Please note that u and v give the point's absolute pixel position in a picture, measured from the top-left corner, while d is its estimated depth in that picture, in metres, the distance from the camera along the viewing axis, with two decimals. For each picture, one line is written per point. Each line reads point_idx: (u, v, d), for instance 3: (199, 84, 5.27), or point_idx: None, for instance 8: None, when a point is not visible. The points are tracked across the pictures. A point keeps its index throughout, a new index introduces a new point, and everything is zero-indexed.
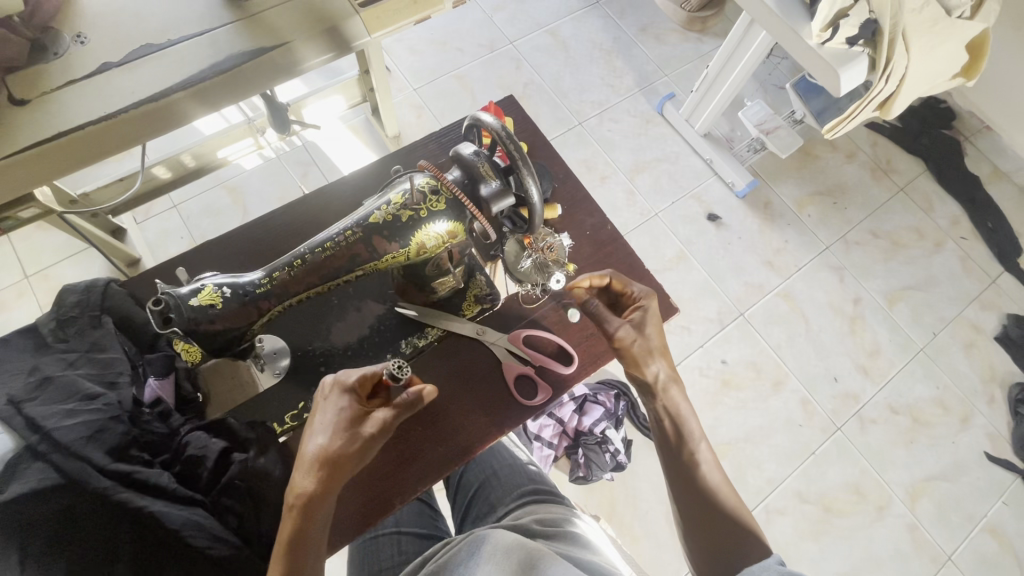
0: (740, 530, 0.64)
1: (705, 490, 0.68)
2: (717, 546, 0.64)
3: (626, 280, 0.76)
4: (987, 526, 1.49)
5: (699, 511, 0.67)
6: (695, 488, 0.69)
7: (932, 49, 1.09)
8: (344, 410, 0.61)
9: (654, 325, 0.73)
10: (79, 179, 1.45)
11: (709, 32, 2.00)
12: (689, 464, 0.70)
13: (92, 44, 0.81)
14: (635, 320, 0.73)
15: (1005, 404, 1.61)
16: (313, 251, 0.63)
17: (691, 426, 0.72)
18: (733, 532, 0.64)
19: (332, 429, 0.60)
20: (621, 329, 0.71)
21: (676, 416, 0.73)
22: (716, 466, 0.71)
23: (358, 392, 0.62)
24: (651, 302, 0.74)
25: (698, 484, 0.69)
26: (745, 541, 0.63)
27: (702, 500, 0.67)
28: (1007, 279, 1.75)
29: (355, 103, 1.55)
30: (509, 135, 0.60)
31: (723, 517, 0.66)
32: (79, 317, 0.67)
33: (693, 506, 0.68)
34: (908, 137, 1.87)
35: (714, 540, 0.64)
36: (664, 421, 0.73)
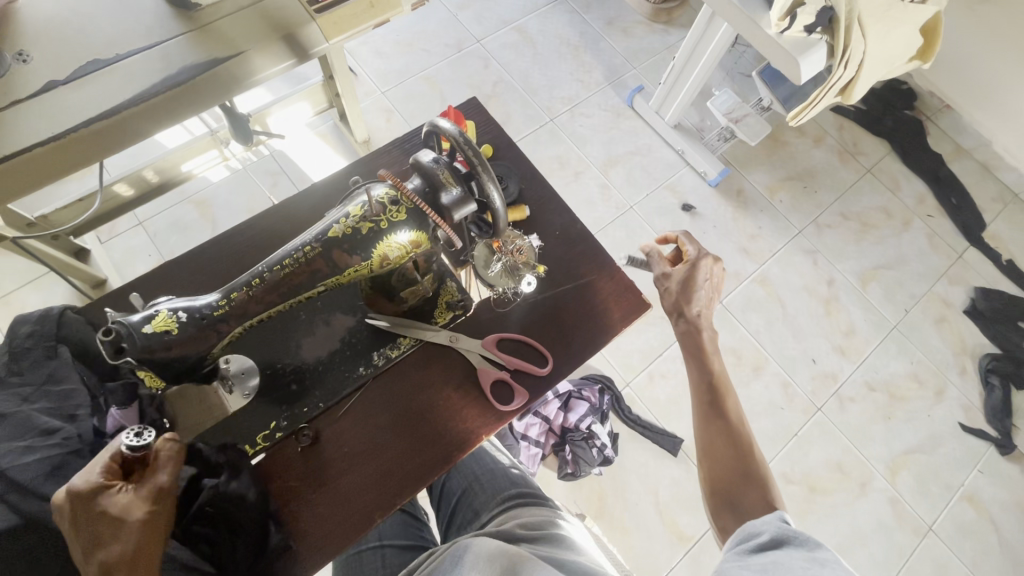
0: (750, 479, 0.68)
1: (728, 433, 0.73)
2: (725, 483, 0.69)
3: (688, 241, 0.86)
4: (965, 494, 1.53)
5: (718, 451, 0.72)
6: (718, 430, 0.74)
7: (889, 32, 1.11)
8: (104, 510, 0.55)
9: (701, 278, 0.83)
10: (37, 201, 1.40)
11: (675, 23, 2.02)
12: (718, 409, 0.76)
13: (35, 62, 0.78)
14: (681, 272, 0.84)
15: (977, 374, 1.65)
16: (272, 269, 0.62)
17: (718, 375, 0.79)
18: (742, 477, 0.69)
19: (103, 536, 0.54)
20: (665, 277, 0.85)
21: (706, 358, 0.80)
22: (744, 419, 0.75)
23: (105, 485, 0.56)
24: (701, 262, 0.83)
25: (722, 428, 0.74)
26: (751, 489, 0.68)
27: (722, 443, 0.72)
28: (973, 253, 1.80)
29: (322, 109, 1.52)
30: (467, 141, 0.59)
31: (738, 463, 0.70)
32: (33, 348, 0.64)
33: (713, 449, 0.73)
34: (872, 120, 1.91)
35: (723, 478, 0.69)
36: (693, 363, 0.81)
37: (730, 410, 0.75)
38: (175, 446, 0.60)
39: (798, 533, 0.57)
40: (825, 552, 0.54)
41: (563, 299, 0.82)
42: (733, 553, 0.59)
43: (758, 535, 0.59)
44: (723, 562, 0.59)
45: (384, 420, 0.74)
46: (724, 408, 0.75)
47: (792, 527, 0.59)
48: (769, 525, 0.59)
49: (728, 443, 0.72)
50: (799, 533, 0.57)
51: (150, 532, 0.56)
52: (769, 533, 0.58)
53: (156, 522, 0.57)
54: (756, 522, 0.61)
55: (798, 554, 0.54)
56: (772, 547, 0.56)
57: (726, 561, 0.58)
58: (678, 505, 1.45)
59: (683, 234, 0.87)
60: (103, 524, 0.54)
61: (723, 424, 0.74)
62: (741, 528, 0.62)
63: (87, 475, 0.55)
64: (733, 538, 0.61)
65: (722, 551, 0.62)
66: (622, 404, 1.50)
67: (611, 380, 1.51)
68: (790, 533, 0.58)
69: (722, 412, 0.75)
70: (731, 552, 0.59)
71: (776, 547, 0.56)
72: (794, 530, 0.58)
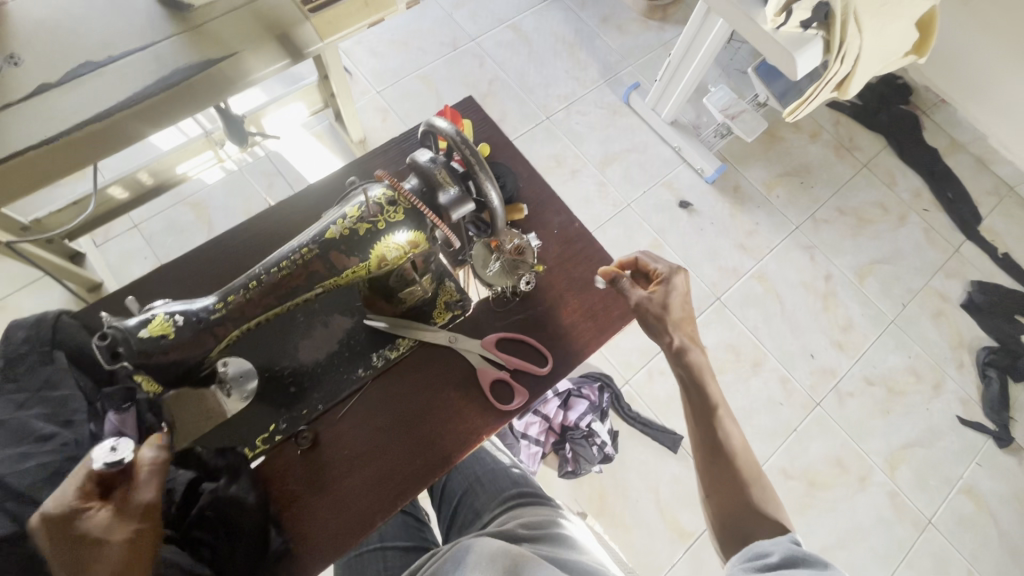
0: (760, 509, 0.65)
1: (732, 463, 0.69)
2: (733, 519, 0.66)
3: (651, 259, 0.79)
4: (963, 488, 1.54)
5: (724, 485, 0.68)
6: (722, 460, 0.69)
7: (884, 27, 1.10)
8: (83, 531, 0.52)
9: (676, 296, 0.75)
10: (31, 205, 1.39)
11: (670, 20, 2.01)
12: (717, 438, 0.70)
13: (27, 65, 0.77)
14: (658, 292, 0.75)
15: (974, 368, 1.66)
16: (270, 271, 0.61)
17: (715, 400, 0.73)
18: (751, 509, 0.65)
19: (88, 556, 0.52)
20: (644, 301, 0.75)
21: (702, 385, 0.73)
22: (745, 444, 0.71)
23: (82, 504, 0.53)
24: (675, 277, 0.76)
25: (725, 459, 0.69)
26: (759, 519, 0.65)
27: (727, 475, 0.68)
28: (969, 247, 1.80)
29: (317, 109, 1.52)
30: (464, 140, 0.59)
31: (745, 495, 0.66)
32: (29, 354, 0.63)
33: (717, 485, 0.68)
34: (868, 115, 1.91)
35: (732, 513, 0.66)
36: (689, 392, 0.74)
37: (731, 438, 0.70)
38: (155, 453, 0.59)
39: (810, 556, 0.57)
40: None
41: (561, 299, 0.81)
42: (742, 569, 0.59)
43: (767, 553, 0.59)
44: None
45: (384, 421, 0.74)
46: (726, 438, 0.70)
47: (803, 548, 0.59)
48: (779, 545, 0.60)
49: (733, 474, 0.68)
50: (809, 555, 0.58)
51: (140, 544, 0.54)
52: (780, 552, 0.58)
53: (143, 535, 0.55)
54: (764, 541, 0.61)
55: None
56: (782, 566, 0.56)
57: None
58: (678, 502, 1.45)
59: (640, 254, 0.80)
60: (87, 544, 0.52)
61: (726, 454, 0.69)
62: (750, 545, 0.62)
63: (63, 497, 0.53)
64: (739, 556, 0.61)
65: (728, 566, 0.62)
66: (622, 402, 1.50)
67: (610, 377, 1.51)
68: (801, 554, 0.58)
69: (724, 441, 0.70)
70: (740, 568, 0.59)
71: (788, 566, 0.56)
72: (805, 551, 0.58)
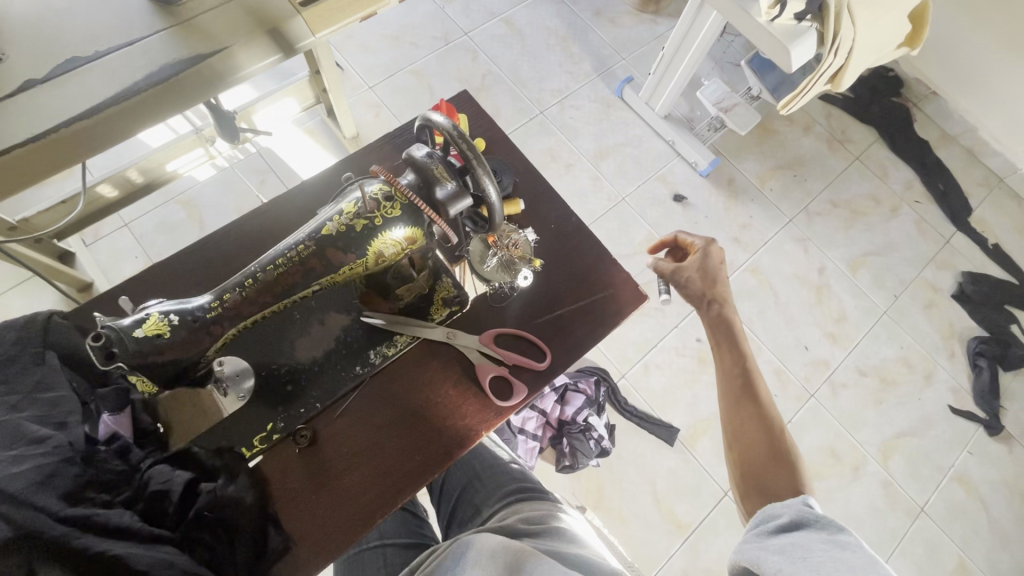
0: (776, 461, 0.70)
1: (759, 419, 0.75)
2: (749, 467, 0.71)
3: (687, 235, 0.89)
4: (955, 475, 1.56)
5: (742, 439, 0.74)
6: (749, 414, 0.75)
7: (878, 20, 1.11)
8: None
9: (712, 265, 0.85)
10: (17, 204, 1.37)
11: (663, 13, 2.01)
12: (749, 394, 0.77)
13: (11, 61, 0.75)
14: (693, 261, 0.86)
15: (965, 357, 1.68)
16: (265, 269, 0.60)
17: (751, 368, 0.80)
18: (766, 462, 0.70)
19: None
20: (679, 270, 0.86)
21: (736, 343, 0.82)
22: (777, 407, 0.76)
23: None
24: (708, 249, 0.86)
25: (752, 413, 0.75)
26: (780, 474, 0.69)
27: (748, 431, 0.74)
28: (960, 238, 1.82)
29: (309, 104, 1.50)
30: (461, 134, 0.58)
31: (766, 447, 0.72)
32: (20, 356, 0.62)
33: (739, 437, 0.75)
34: (860, 108, 1.92)
35: (750, 462, 0.71)
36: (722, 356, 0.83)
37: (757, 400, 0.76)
38: None
39: (822, 519, 0.57)
40: (850, 536, 0.54)
41: (560, 292, 0.81)
42: (753, 535, 0.60)
43: (778, 519, 0.60)
44: (743, 542, 0.60)
45: (383, 418, 0.73)
46: (754, 399, 0.77)
47: (815, 511, 0.59)
48: (790, 510, 0.60)
49: (758, 427, 0.73)
50: (821, 518, 0.58)
51: None
52: (789, 518, 0.59)
53: None
54: (777, 504, 0.62)
55: (822, 538, 0.54)
56: (790, 529, 0.57)
57: (745, 541, 0.60)
58: (675, 495, 1.46)
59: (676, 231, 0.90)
60: None
61: (756, 412, 0.75)
62: (761, 509, 0.63)
63: None
64: (756, 519, 0.63)
65: (744, 530, 0.63)
66: (618, 396, 1.50)
67: (606, 372, 1.51)
68: (812, 517, 0.58)
69: (750, 401, 0.76)
70: (751, 533, 0.61)
71: (798, 529, 0.57)
72: (818, 515, 0.58)
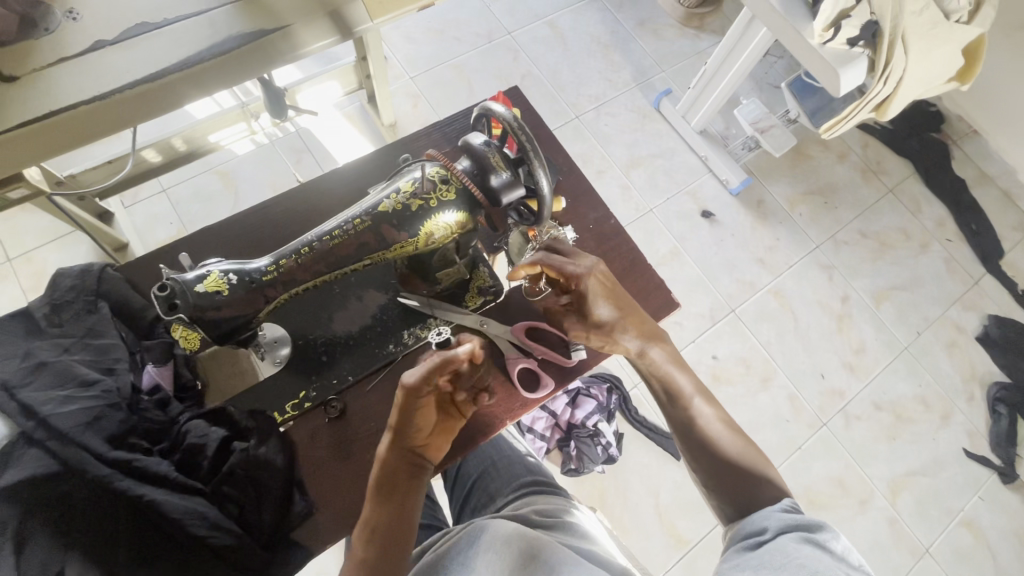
0: (741, 487, 0.65)
1: (711, 453, 0.68)
2: (727, 486, 0.66)
3: (553, 262, 0.71)
4: (963, 520, 1.53)
5: (708, 465, 0.68)
6: (701, 451, 0.69)
7: (931, 51, 1.10)
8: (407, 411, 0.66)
9: (602, 296, 0.72)
10: (64, 161, 1.41)
11: (707, 28, 2.01)
12: (691, 430, 0.70)
13: (85, 22, 0.78)
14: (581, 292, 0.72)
15: (984, 402, 1.65)
16: (321, 240, 0.63)
17: (688, 379, 0.74)
18: (743, 473, 0.66)
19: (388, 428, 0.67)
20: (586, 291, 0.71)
21: (670, 375, 0.73)
22: (722, 428, 0.70)
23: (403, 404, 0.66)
24: (591, 277, 0.71)
25: (704, 451, 0.69)
26: (760, 486, 0.64)
27: (707, 455, 0.68)
28: (989, 280, 1.79)
29: (351, 90, 1.52)
30: (520, 126, 0.60)
31: (731, 472, 0.66)
32: (74, 302, 0.67)
33: (702, 466, 0.68)
34: (897, 140, 1.90)
35: (722, 486, 0.66)
36: (656, 384, 0.74)
37: (701, 420, 0.70)
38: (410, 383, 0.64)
39: (804, 521, 0.57)
40: (833, 537, 0.56)
41: None
42: (738, 555, 0.57)
43: (761, 531, 0.58)
44: (725, 555, 0.59)
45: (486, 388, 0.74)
46: (699, 417, 0.71)
47: (793, 516, 0.59)
48: (774, 519, 0.59)
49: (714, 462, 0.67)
50: (802, 521, 0.58)
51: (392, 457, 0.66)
52: (776, 529, 0.58)
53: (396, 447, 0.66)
54: (757, 514, 0.60)
55: (817, 546, 0.54)
56: (781, 537, 0.56)
57: (732, 562, 0.56)
58: (677, 510, 1.45)
59: (541, 257, 0.72)
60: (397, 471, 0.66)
61: (705, 448, 0.69)
62: (741, 524, 0.61)
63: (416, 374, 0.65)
64: (737, 531, 0.61)
65: (725, 546, 0.61)
66: (630, 405, 1.50)
67: (620, 380, 1.51)
68: (791, 523, 0.58)
69: (698, 422, 0.70)
70: (736, 551, 0.58)
71: (789, 535, 0.56)
72: (796, 519, 0.58)
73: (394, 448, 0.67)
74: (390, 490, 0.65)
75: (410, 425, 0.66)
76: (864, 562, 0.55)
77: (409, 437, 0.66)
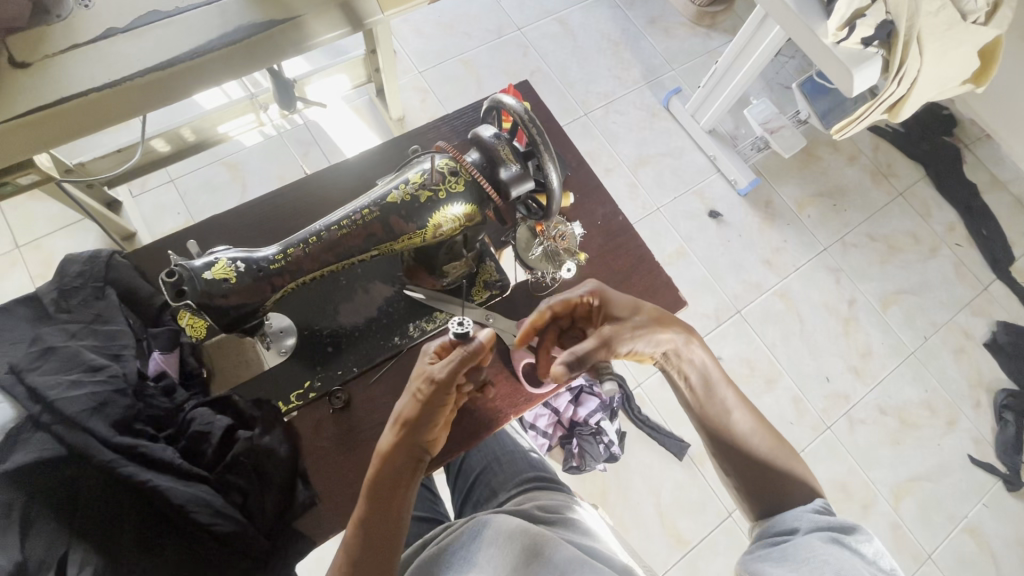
0: (776, 486, 0.65)
1: (747, 450, 0.67)
2: (762, 489, 0.65)
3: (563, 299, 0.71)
4: (967, 526, 1.52)
5: (743, 467, 0.67)
6: (736, 447, 0.67)
7: (947, 52, 1.08)
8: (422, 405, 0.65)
9: (622, 297, 0.71)
10: (73, 149, 1.42)
11: (719, 27, 1.99)
12: (729, 424, 0.68)
13: (96, 8, 0.78)
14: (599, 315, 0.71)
15: (991, 408, 1.64)
16: (330, 229, 0.63)
17: (717, 369, 0.71)
18: (779, 473, 0.65)
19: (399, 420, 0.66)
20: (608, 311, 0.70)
21: (705, 368, 0.70)
22: (756, 424, 0.68)
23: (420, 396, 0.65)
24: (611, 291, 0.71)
25: (740, 447, 0.67)
26: (792, 486, 0.65)
27: (741, 452, 0.67)
28: (998, 286, 1.78)
29: (360, 83, 1.52)
30: (531, 118, 0.60)
31: (767, 472, 0.65)
32: (82, 287, 0.67)
33: (736, 462, 0.67)
34: (908, 143, 1.88)
35: (757, 484, 0.65)
36: (690, 376, 0.71)
37: (735, 421, 0.68)
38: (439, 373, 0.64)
39: (837, 522, 0.57)
40: (867, 541, 0.55)
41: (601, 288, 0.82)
42: (764, 549, 0.57)
43: (791, 531, 0.58)
44: (753, 549, 0.60)
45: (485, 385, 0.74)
46: (733, 417, 0.68)
47: (825, 517, 0.58)
48: (806, 519, 0.58)
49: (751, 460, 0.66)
50: (834, 523, 0.57)
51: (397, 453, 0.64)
52: (806, 529, 0.57)
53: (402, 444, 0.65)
54: (788, 514, 0.60)
55: (847, 548, 0.53)
56: (810, 537, 0.55)
57: (757, 556, 0.57)
58: (678, 510, 1.45)
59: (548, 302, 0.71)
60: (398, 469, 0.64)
61: (741, 444, 0.67)
62: (770, 522, 0.61)
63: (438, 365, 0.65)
64: (766, 528, 0.61)
65: (751, 541, 0.61)
66: (633, 404, 1.49)
67: (623, 379, 1.50)
68: (822, 523, 0.57)
69: (734, 417, 0.68)
70: (762, 546, 0.59)
71: (819, 534, 0.55)
72: (828, 520, 0.58)
73: (401, 444, 0.65)
74: (391, 487, 0.63)
75: (426, 422, 0.65)
76: (897, 567, 0.54)
77: (422, 434, 0.65)
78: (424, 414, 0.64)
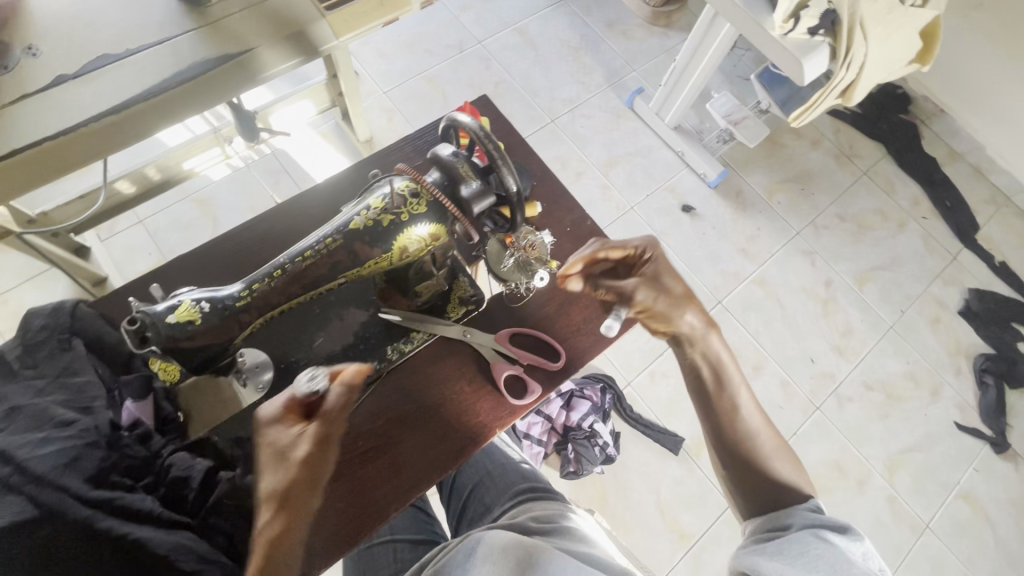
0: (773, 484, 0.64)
1: (748, 445, 0.66)
2: (757, 486, 0.65)
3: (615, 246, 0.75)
4: (960, 493, 1.55)
5: (742, 463, 0.66)
6: (734, 442, 0.67)
7: (890, 35, 1.12)
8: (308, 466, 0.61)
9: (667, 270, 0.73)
10: (35, 199, 1.39)
11: (675, 26, 2.04)
12: (730, 417, 0.68)
13: (46, 56, 0.77)
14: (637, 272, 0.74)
15: (971, 374, 1.68)
16: (294, 261, 0.62)
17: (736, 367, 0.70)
18: (778, 476, 0.65)
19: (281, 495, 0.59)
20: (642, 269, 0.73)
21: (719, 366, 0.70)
22: (759, 420, 0.68)
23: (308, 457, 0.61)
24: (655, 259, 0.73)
25: (739, 442, 0.67)
26: (790, 484, 0.64)
27: (744, 448, 0.66)
28: (966, 254, 1.83)
29: (324, 108, 1.52)
30: (486, 135, 0.60)
31: (767, 469, 0.65)
32: (47, 340, 0.66)
33: (733, 458, 0.67)
34: (867, 123, 1.94)
35: (752, 482, 0.65)
36: (704, 368, 0.71)
37: (743, 416, 0.68)
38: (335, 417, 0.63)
39: (828, 521, 0.57)
40: (857, 541, 0.56)
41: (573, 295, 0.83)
42: (760, 543, 0.58)
43: (786, 527, 0.59)
44: (747, 544, 0.60)
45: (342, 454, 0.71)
46: (742, 413, 0.68)
47: (820, 515, 0.59)
48: (799, 517, 0.59)
49: (747, 456, 0.66)
50: (828, 520, 0.58)
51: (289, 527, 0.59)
52: (800, 525, 0.58)
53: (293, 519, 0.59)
54: (783, 511, 0.61)
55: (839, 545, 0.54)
56: (803, 532, 0.56)
57: (751, 550, 0.58)
58: (679, 504, 1.45)
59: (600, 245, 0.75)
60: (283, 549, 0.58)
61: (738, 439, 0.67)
62: (765, 519, 0.62)
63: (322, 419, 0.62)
64: (762, 525, 0.61)
65: (745, 537, 0.62)
66: (624, 403, 1.50)
67: (612, 379, 1.51)
68: (818, 520, 0.58)
69: (740, 412, 0.68)
70: (757, 541, 0.59)
71: (810, 531, 0.56)
72: (823, 518, 0.58)
73: (295, 518, 0.59)
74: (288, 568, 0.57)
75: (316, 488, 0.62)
76: (885, 569, 0.55)
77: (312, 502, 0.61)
78: (315, 478, 0.61)
